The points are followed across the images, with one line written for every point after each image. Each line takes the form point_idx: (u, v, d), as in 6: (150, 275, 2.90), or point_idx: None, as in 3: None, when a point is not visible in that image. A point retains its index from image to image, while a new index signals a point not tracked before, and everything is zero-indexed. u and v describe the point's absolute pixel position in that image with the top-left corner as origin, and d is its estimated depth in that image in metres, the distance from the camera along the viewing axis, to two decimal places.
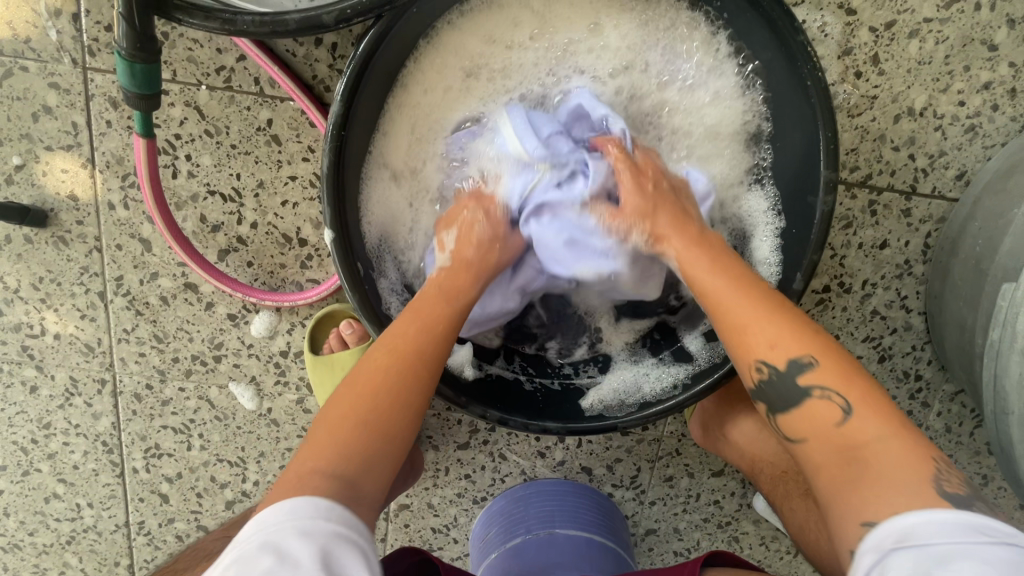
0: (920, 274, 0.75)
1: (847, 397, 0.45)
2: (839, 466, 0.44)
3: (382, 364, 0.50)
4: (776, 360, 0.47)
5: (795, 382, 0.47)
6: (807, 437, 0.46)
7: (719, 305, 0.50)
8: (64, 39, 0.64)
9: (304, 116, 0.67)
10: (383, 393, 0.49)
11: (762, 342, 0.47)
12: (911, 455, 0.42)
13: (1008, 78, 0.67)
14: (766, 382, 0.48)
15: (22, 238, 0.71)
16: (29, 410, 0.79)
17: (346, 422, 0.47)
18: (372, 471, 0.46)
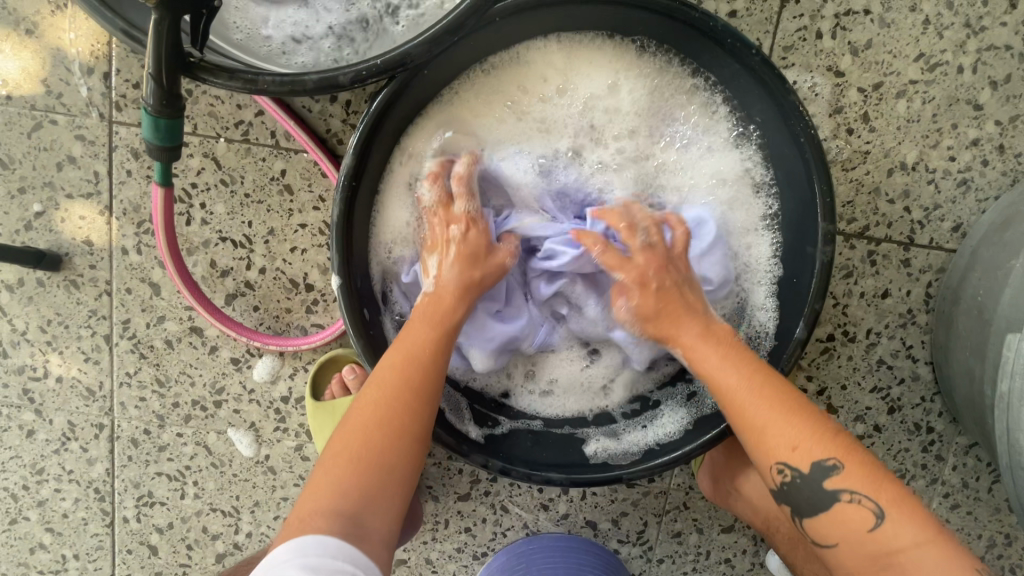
0: (923, 323, 0.75)
1: (877, 501, 0.49)
2: (872, 571, 0.49)
3: (373, 410, 0.53)
4: (798, 462, 0.51)
5: (823, 487, 0.51)
6: (838, 541, 0.51)
7: (735, 401, 0.53)
8: (94, 95, 0.67)
9: (316, 167, 0.69)
10: (392, 435, 0.53)
11: (784, 445, 0.51)
12: (944, 552, 0.48)
13: (996, 135, 0.70)
14: (791, 483, 0.52)
15: (34, 281, 0.72)
16: (23, 454, 0.77)
17: (347, 458, 0.52)
18: (378, 505, 0.51)
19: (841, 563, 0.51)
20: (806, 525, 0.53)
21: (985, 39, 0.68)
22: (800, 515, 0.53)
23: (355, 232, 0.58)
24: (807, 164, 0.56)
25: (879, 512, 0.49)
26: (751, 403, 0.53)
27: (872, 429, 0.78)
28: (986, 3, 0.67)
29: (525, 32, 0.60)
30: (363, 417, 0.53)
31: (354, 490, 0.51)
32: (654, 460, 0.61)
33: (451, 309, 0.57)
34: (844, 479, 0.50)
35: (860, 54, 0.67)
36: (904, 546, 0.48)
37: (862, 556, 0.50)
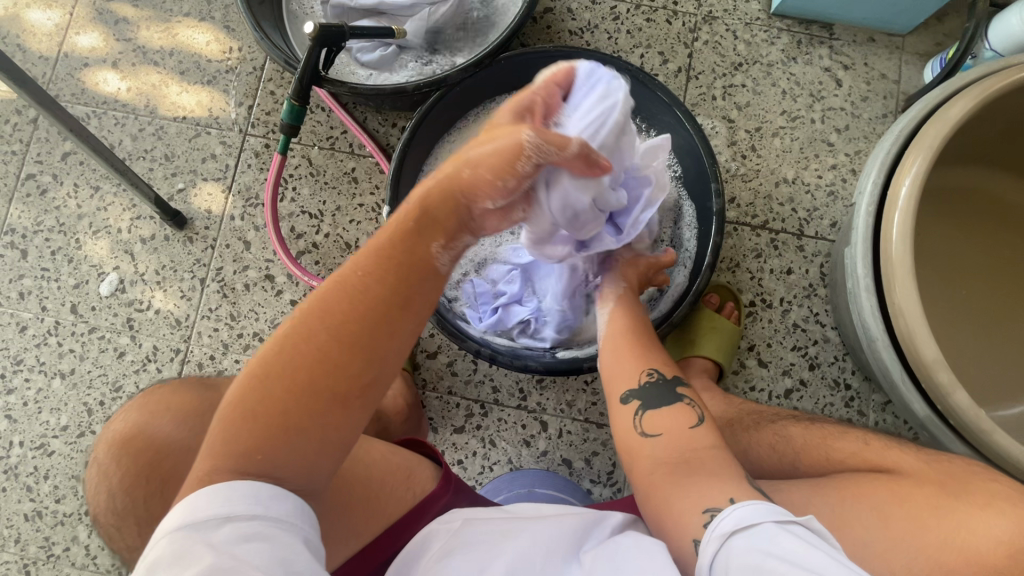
0: (823, 295, 0.97)
1: (702, 414, 0.64)
2: (684, 457, 0.59)
3: (292, 360, 0.48)
4: (663, 370, 0.69)
5: (671, 390, 0.67)
6: (665, 433, 0.63)
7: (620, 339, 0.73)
8: (239, 118, 1.03)
9: (376, 167, 1.01)
10: (316, 402, 0.47)
11: (654, 361, 0.70)
12: (730, 464, 0.59)
13: (847, 162, 1.01)
14: (650, 384, 0.68)
15: (163, 236, 1.00)
16: (109, 373, 0.96)
17: (251, 416, 0.46)
18: (287, 465, 0.46)
19: (659, 451, 0.62)
20: (646, 417, 0.65)
21: (826, 104, 1.02)
22: (644, 408, 0.66)
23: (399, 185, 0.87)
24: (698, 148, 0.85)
25: (700, 418, 0.64)
26: (629, 334, 0.73)
27: (798, 383, 0.95)
28: (822, 83, 1.03)
29: (511, 82, 0.95)
30: (266, 375, 0.48)
31: (254, 452, 0.46)
32: None
33: (410, 248, 0.53)
34: (689, 390, 0.67)
35: (743, 110, 1.02)
36: (705, 448, 0.60)
37: (675, 447, 0.61)
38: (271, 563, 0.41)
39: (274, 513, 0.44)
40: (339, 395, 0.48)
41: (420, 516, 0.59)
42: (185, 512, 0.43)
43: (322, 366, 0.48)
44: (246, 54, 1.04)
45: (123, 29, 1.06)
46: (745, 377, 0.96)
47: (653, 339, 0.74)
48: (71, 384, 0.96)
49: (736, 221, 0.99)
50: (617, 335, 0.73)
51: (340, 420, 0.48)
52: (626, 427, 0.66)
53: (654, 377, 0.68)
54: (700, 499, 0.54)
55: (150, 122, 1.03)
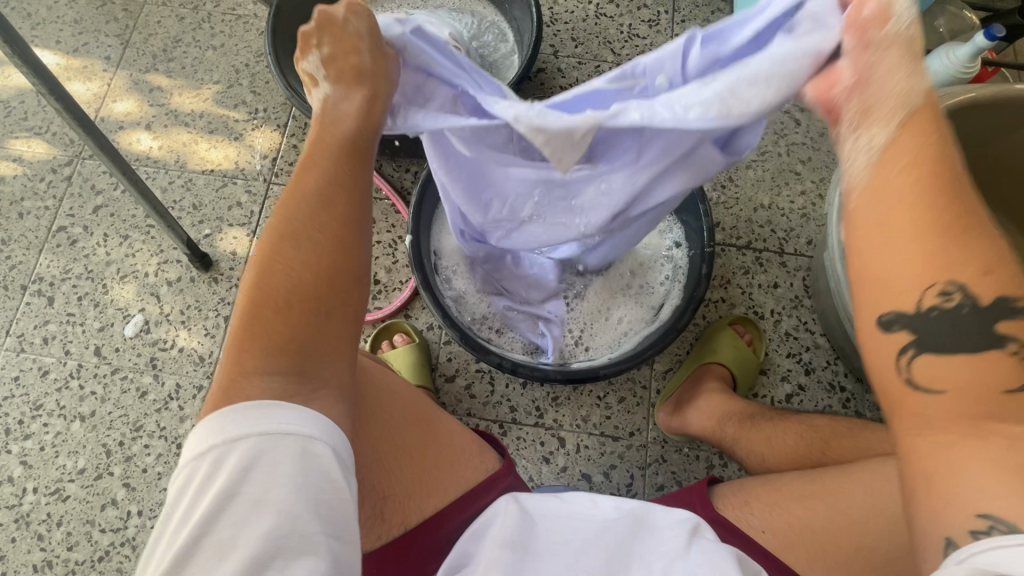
0: (809, 305, 1.06)
1: None
2: (969, 420, 0.38)
3: (287, 264, 0.50)
4: (981, 289, 0.39)
5: (986, 323, 0.39)
6: (945, 387, 0.39)
7: (898, 203, 0.39)
8: (264, 169, 1.12)
9: (392, 208, 1.10)
10: (331, 280, 0.50)
11: (978, 265, 0.38)
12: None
13: (814, 188, 1.13)
14: (949, 311, 0.39)
15: (189, 278, 1.05)
16: (130, 413, 0.97)
17: (271, 308, 0.48)
18: (319, 347, 0.49)
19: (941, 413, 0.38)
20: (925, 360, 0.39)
21: (789, 140, 1.17)
22: (920, 347, 0.40)
23: (423, 208, 0.92)
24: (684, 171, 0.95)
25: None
26: (902, 226, 0.39)
27: (797, 388, 1.01)
28: (783, 123, 1.18)
29: None
30: (265, 280, 0.49)
31: (280, 346, 0.47)
32: (621, 362, 0.87)
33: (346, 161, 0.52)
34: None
35: None
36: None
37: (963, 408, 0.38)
38: (305, 485, 0.43)
39: (312, 440, 0.45)
40: (334, 282, 0.50)
41: (489, 489, 0.60)
42: (209, 428, 0.44)
43: (328, 244, 0.51)
44: (271, 114, 1.15)
45: (158, 96, 1.17)
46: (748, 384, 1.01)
47: (969, 228, 0.39)
48: (91, 425, 0.97)
49: (723, 242, 1.09)
50: (886, 211, 0.40)
51: (358, 289, 0.52)
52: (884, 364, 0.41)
53: (955, 301, 0.39)
54: (971, 494, 0.37)
55: (180, 175, 1.11)
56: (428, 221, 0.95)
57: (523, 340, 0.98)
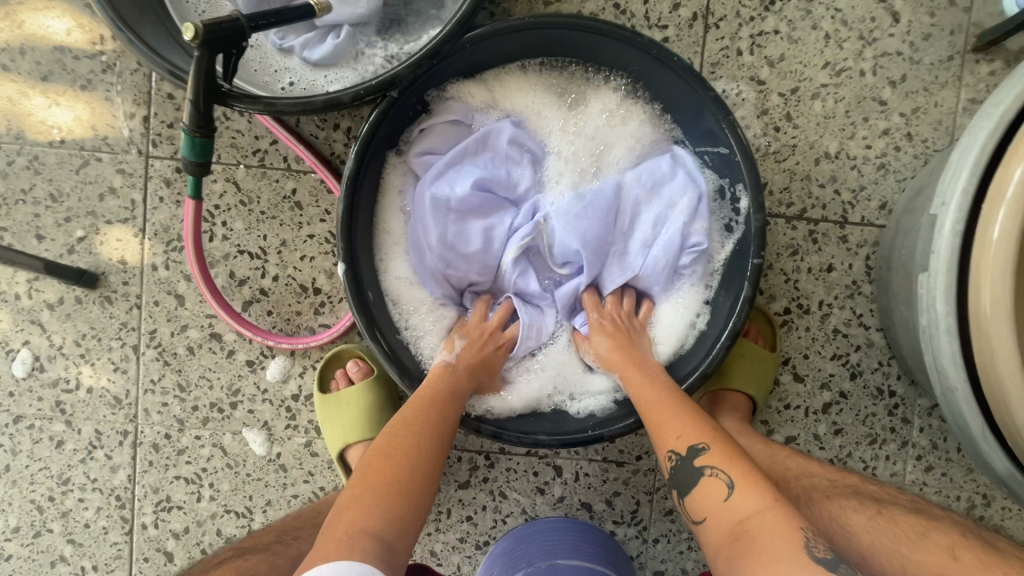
0: (869, 292, 0.84)
1: (730, 473, 0.56)
2: (732, 539, 0.53)
3: (395, 457, 0.59)
4: (681, 448, 0.60)
5: (692, 465, 0.59)
6: (707, 517, 0.57)
7: (647, 407, 0.65)
8: (134, 135, 0.79)
9: (322, 185, 0.80)
10: (419, 454, 0.60)
11: (671, 434, 0.61)
12: (785, 527, 0.50)
13: (902, 125, 0.82)
14: (676, 468, 0.60)
15: (72, 299, 0.81)
16: (52, 465, 0.83)
17: (380, 474, 0.57)
18: (407, 510, 0.56)
19: (711, 544, 0.55)
20: (687, 502, 0.59)
21: (879, 48, 0.81)
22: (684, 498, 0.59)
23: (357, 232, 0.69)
24: (717, 145, 0.70)
25: (730, 484, 0.55)
26: (656, 403, 0.64)
27: (838, 396, 0.85)
28: (875, 19, 0.81)
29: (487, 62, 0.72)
30: (381, 456, 0.59)
31: (387, 498, 0.56)
32: (632, 417, 0.69)
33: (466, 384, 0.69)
34: (709, 457, 0.58)
35: (776, 65, 0.80)
36: (754, 513, 0.52)
37: (722, 526, 0.54)
38: None
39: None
40: (426, 441, 0.61)
41: None
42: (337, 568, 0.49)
43: (431, 420, 0.63)
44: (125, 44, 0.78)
45: None
46: (778, 395, 0.85)
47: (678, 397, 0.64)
48: (11, 481, 0.83)
49: (767, 212, 0.82)
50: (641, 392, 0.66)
51: (435, 461, 0.61)
52: (660, 456, 0.62)
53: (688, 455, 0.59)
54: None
55: (19, 150, 0.79)
56: (370, 242, 0.73)
57: (536, 375, 0.75)
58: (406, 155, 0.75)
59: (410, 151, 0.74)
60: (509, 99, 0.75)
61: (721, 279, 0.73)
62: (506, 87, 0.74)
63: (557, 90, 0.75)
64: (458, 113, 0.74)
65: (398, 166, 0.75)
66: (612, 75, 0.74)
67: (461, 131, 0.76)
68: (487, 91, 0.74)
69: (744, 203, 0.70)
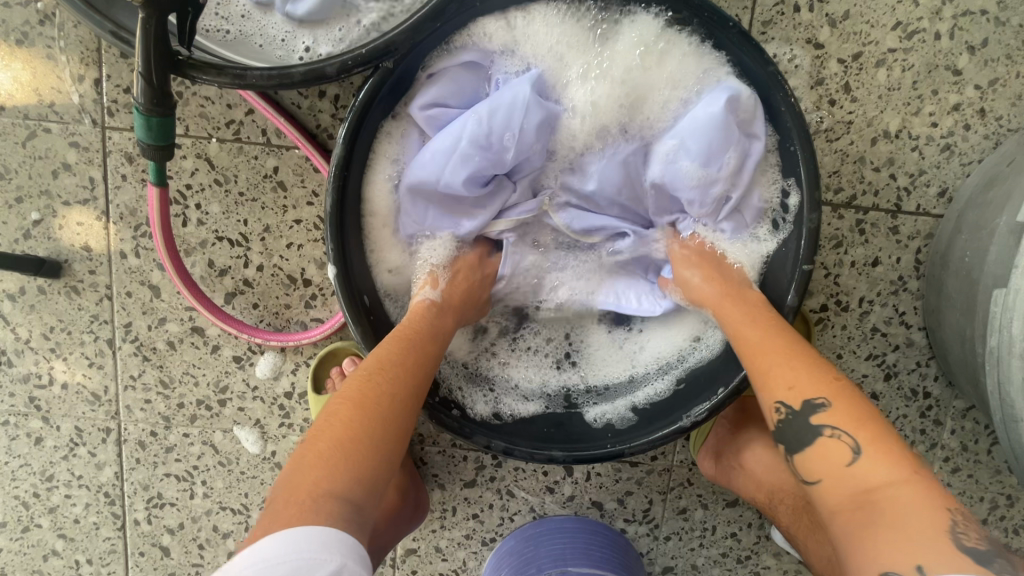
0: (915, 289, 0.76)
1: (856, 438, 0.48)
2: (853, 510, 0.46)
3: (359, 413, 0.50)
4: (794, 401, 0.51)
5: (807, 422, 0.50)
6: (822, 478, 0.49)
7: (749, 347, 0.55)
8: (86, 101, 0.68)
9: (308, 163, 0.70)
10: (397, 407, 0.52)
11: (782, 384, 0.52)
12: (931, 508, 0.43)
13: (976, 99, 0.71)
14: (785, 422, 0.51)
15: (35, 289, 0.73)
16: (33, 462, 0.78)
17: (349, 431, 0.49)
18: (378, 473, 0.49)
19: (825, 509, 0.49)
20: (798, 463, 0.51)
21: (960, 6, 0.69)
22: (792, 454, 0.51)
23: (348, 224, 0.60)
24: (771, 129, 0.60)
25: (858, 448, 0.47)
26: (765, 346, 0.54)
27: (869, 397, 0.79)
28: None
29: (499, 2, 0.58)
30: (351, 409, 0.51)
31: (357, 458, 0.48)
32: (656, 434, 0.63)
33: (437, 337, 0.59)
34: (832, 416, 0.49)
35: (838, 26, 0.69)
36: (887, 484, 0.45)
37: (841, 493, 0.47)
38: None
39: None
40: (403, 394, 0.53)
41: None
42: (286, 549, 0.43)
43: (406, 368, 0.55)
44: None
45: None
46: None
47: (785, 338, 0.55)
48: None
49: None
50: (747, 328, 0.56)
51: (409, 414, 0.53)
52: (764, 407, 0.53)
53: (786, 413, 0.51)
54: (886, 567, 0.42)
55: None
56: (361, 232, 0.63)
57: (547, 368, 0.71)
58: (403, 118, 0.62)
59: (413, 104, 0.61)
60: (530, 42, 0.60)
61: (760, 283, 0.63)
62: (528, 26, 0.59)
63: (593, 28, 0.59)
64: (473, 60, 0.60)
65: (392, 136, 0.63)
66: (664, 15, 0.58)
67: (474, 74, 0.62)
68: (507, 30, 0.60)
69: (795, 199, 0.61)
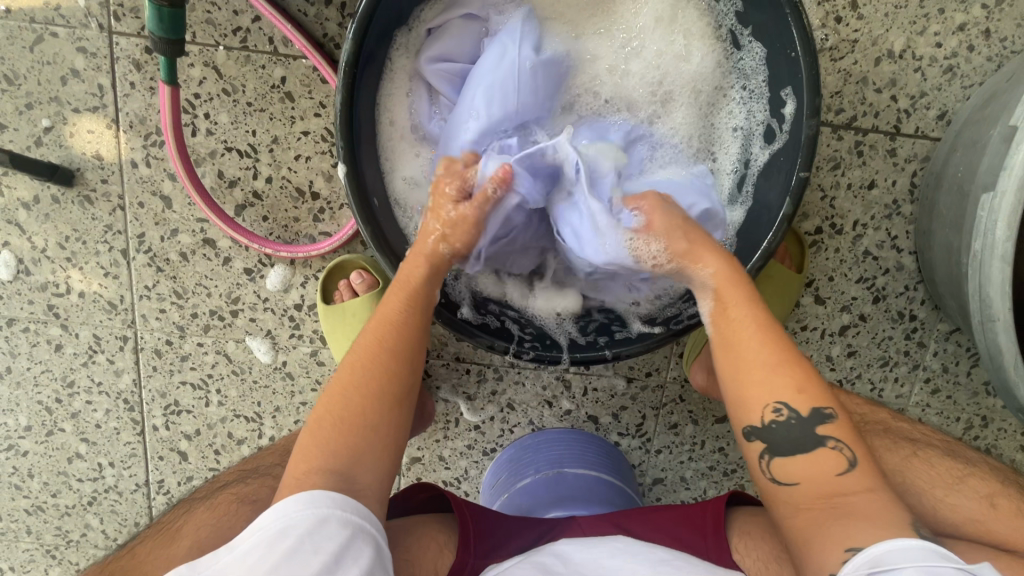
0: (908, 213, 0.78)
1: (854, 451, 0.49)
2: (824, 513, 0.48)
3: (345, 388, 0.53)
4: (797, 405, 0.50)
5: (812, 429, 0.50)
6: (800, 480, 0.50)
7: (739, 343, 0.53)
8: (92, 5, 0.68)
9: (315, 74, 0.71)
10: (376, 405, 0.53)
11: (783, 387, 0.50)
12: (891, 511, 0.47)
13: (982, 19, 0.71)
14: (778, 423, 0.50)
15: (49, 198, 0.74)
16: (54, 368, 0.82)
17: (335, 428, 0.52)
18: (362, 464, 0.51)
19: (789, 510, 0.50)
20: (777, 463, 0.51)
21: None
22: (773, 454, 0.51)
23: (358, 131, 0.61)
24: (769, 39, 0.61)
25: (852, 461, 0.49)
26: (770, 349, 0.52)
27: (857, 319, 0.82)
28: None
29: None
30: (336, 402, 0.53)
31: (335, 451, 0.51)
32: (652, 339, 0.66)
33: (427, 279, 0.59)
34: (837, 428, 0.49)
35: None
36: (862, 493, 0.47)
37: (815, 493, 0.49)
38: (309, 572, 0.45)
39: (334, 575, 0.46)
40: (386, 390, 0.54)
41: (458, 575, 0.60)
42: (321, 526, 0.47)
43: (384, 365, 0.55)
44: None
45: None
46: (797, 317, 0.82)
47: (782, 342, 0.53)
48: (15, 383, 0.83)
49: None
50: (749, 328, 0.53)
51: (386, 409, 0.54)
52: (755, 404, 0.51)
53: (783, 414, 0.50)
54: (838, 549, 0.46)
55: None
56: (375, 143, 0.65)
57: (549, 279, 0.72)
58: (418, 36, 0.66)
59: (422, 57, 0.66)
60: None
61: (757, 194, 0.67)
62: None
63: None
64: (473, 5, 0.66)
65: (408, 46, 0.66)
66: None
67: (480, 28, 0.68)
68: None
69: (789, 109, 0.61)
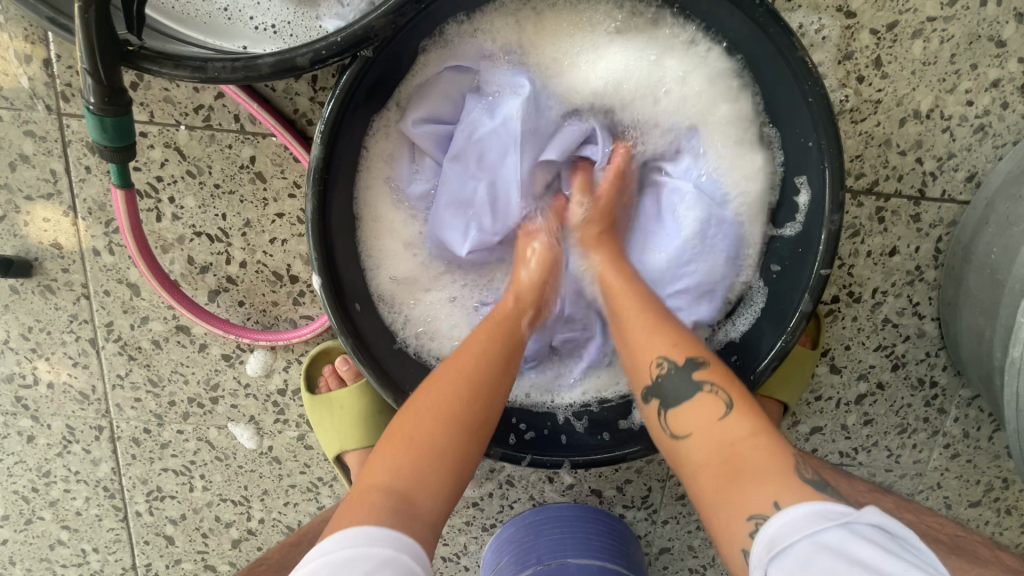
0: (931, 279, 0.73)
1: (730, 394, 0.48)
2: (718, 465, 0.46)
3: (428, 406, 0.49)
4: (675, 355, 0.50)
5: (689, 377, 0.49)
6: (692, 431, 0.48)
7: (617, 302, 0.55)
8: (37, 86, 0.62)
9: (287, 152, 0.65)
10: (460, 431, 0.49)
11: (664, 342, 0.51)
12: (775, 455, 0.45)
13: (1018, 74, 0.65)
14: (664, 376, 0.50)
15: (8, 289, 0.69)
16: (28, 459, 0.78)
17: (414, 444, 0.48)
18: (427, 486, 0.46)
19: (692, 470, 0.48)
20: (669, 414, 0.50)
21: None
22: (666, 407, 0.50)
23: (334, 233, 0.55)
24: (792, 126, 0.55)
25: (729, 403, 0.47)
26: (629, 304, 0.54)
27: (875, 387, 0.78)
28: None
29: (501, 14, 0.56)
30: (412, 421, 0.49)
31: (411, 468, 0.47)
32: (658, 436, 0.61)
33: (519, 322, 0.56)
34: (710, 371, 0.49)
35: None
36: (744, 439, 0.46)
37: (707, 446, 0.47)
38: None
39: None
40: (474, 422, 0.49)
41: None
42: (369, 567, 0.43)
43: (474, 390, 0.50)
44: None
45: None
46: (810, 387, 0.78)
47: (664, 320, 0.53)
48: None
49: None
50: (612, 283, 0.57)
51: (470, 439, 0.49)
52: (643, 362, 0.51)
53: (664, 367, 0.50)
54: (745, 505, 0.43)
55: None
56: (354, 239, 0.59)
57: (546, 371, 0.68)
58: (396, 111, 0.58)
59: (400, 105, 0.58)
60: (542, 48, 0.58)
61: (769, 282, 0.61)
62: (545, 32, 0.57)
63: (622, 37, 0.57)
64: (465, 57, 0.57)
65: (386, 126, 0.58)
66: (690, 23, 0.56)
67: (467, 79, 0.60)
68: (516, 27, 0.57)
69: (805, 198, 0.57)
